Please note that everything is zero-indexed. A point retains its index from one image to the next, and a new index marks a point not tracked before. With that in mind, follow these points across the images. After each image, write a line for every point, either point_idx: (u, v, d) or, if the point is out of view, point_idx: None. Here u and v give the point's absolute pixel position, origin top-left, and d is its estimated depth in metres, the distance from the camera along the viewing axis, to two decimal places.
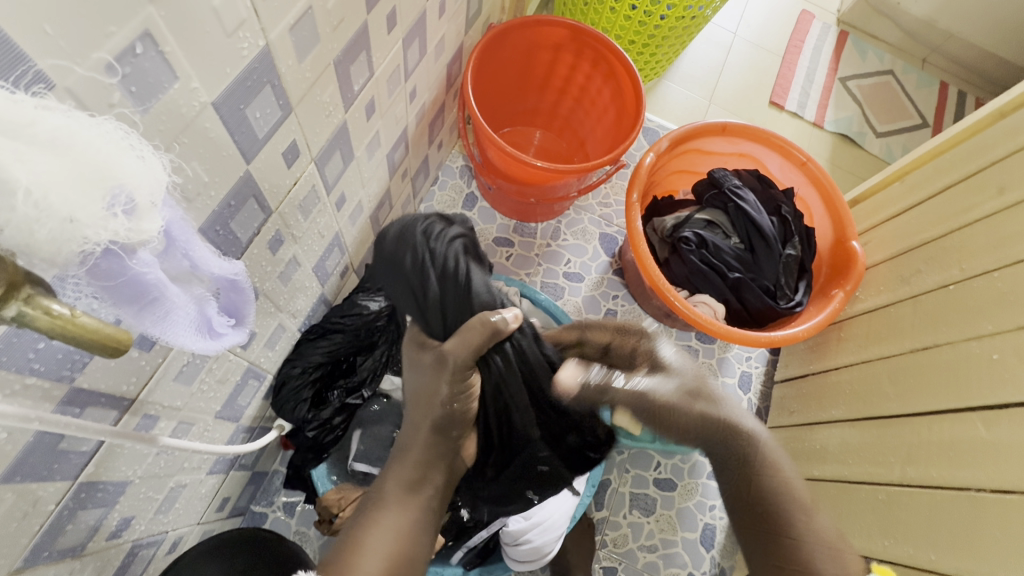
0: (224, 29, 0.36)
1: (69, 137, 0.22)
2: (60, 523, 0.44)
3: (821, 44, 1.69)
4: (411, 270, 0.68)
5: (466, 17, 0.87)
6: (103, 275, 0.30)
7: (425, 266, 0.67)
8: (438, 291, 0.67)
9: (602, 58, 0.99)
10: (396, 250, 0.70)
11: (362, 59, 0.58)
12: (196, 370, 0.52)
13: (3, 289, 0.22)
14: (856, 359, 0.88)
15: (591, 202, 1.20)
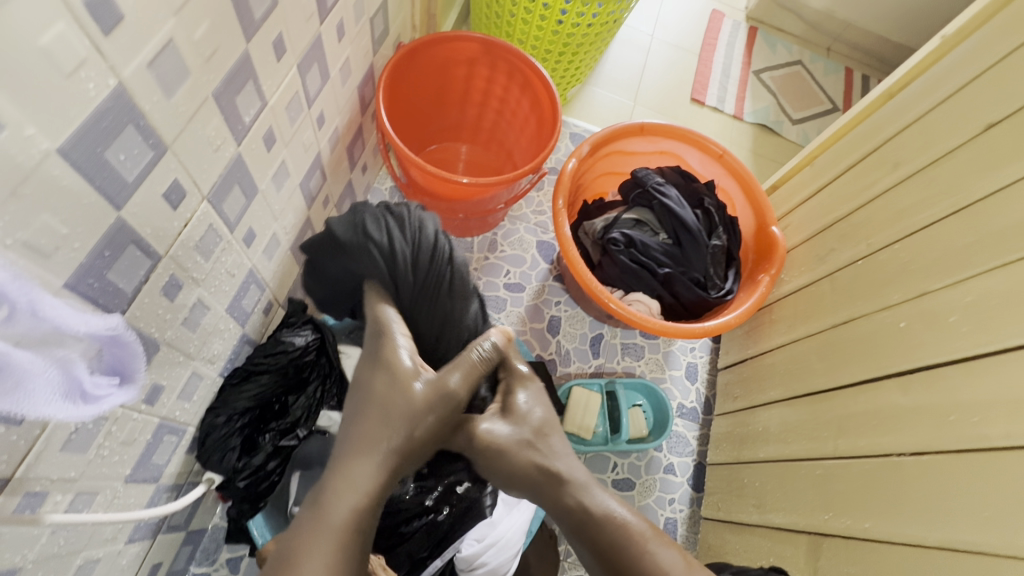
0: (60, 70, 0.34)
1: None
2: None
3: (733, 41, 1.77)
4: (385, 242, 0.65)
5: (372, 38, 0.86)
6: None
7: (403, 245, 0.65)
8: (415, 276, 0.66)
9: (517, 69, 1.00)
10: (363, 232, 0.65)
11: (248, 89, 0.56)
12: (89, 436, 0.48)
13: None
14: (787, 340, 0.90)
15: (526, 212, 1.20)
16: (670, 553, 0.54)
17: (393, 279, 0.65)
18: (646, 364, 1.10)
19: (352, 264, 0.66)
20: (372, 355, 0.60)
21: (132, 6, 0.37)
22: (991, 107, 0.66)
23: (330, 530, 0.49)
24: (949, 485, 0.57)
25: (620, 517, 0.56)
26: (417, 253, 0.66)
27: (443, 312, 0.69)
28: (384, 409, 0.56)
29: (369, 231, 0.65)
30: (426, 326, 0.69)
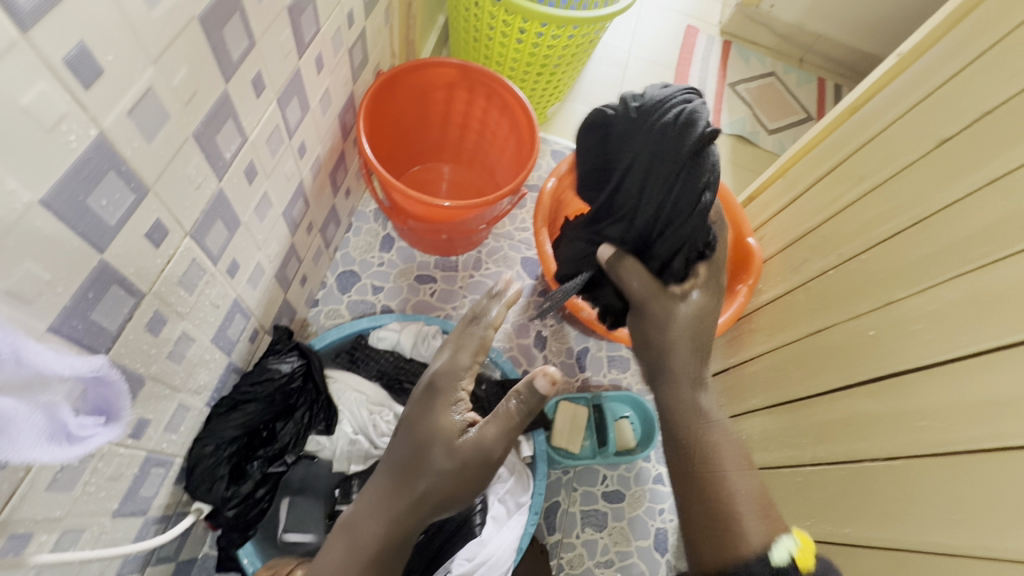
0: (41, 126, 0.35)
1: None
2: None
3: (708, 55, 1.82)
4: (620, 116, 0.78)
5: (351, 68, 0.88)
6: None
7: (633, 107, 0.76)
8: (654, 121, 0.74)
9: (495, 93, 1.02)
10: (629, 101, 0.77)
11: (229, 127, 0.57)
12: (74, 475, 0.49)
13: None
14: (766, 349, 0.93)
15: (509, 229, 1.22)
16: (744, 480, 0.65)
17: (632, 123, 0.76)
18: (632, 375, 1.12)
19: (619, 134, 0.78)
20: (426, 405, 0.65)
21: (111, 61, 0.39)
22: (944, 122, 0.70)
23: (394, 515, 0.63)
24: (919, 488, 0.59)
25: (718, 443, 0.68)
26: (644, 110, 0.75)
27: (676, 165, 0.73)
28: (426, 444, 0.63)
29: (626, 104, 0.77)
30: (656, 198, 0.76)
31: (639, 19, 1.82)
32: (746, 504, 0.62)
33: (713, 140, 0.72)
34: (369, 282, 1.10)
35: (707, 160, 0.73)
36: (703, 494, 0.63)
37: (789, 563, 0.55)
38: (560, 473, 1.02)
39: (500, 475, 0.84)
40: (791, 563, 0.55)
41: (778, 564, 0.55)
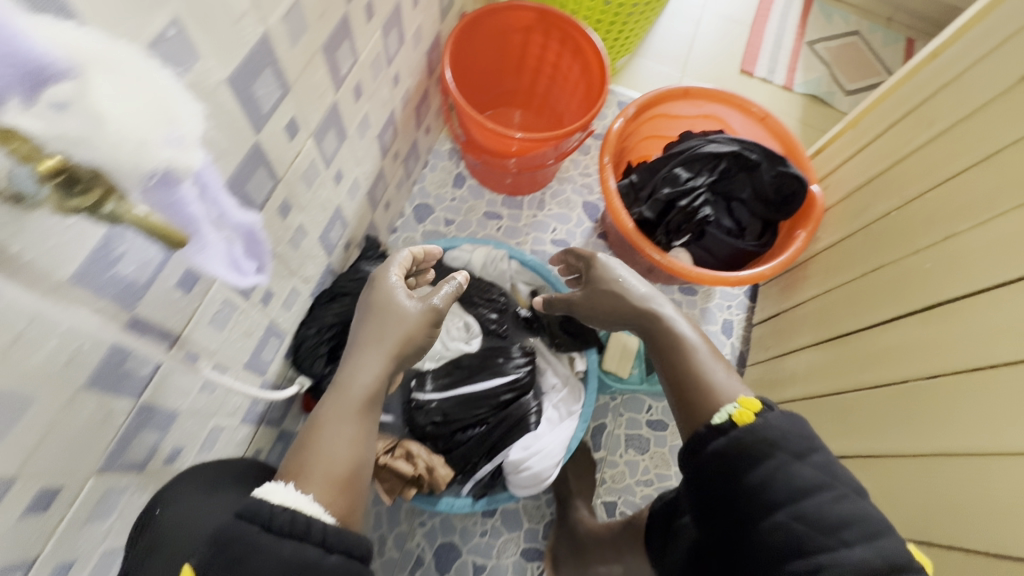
0: (232, 17, 0.45)
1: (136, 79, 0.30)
2: (128, 439, 0.52)
3: (787, 12, 1.75)
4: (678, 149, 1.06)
5: (439, 7, 0.96)
6: (162, 207, 0.35)
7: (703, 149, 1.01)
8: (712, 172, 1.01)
9: (569, 36, 1.07)
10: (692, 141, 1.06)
11: (346, 46, 0.67)
12: (225, 317, 0.61)
13: (98, 194, 0.30)
14: (818, 292, 0.95)
15: (573, 174, 1.28)
16: (712, 363, 0.69)
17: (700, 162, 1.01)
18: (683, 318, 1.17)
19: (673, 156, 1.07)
20: (369, 298, 0.70)
21: None
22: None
23: (351, 397, 0.63)
24: (964, 403, 0.62)
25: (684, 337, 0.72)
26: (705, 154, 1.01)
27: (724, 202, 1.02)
28: (379, 317, 0.68)
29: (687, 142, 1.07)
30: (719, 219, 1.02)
31: None
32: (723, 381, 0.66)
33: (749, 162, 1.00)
34: (441, 215, 1.21)
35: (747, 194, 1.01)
36: (677, 380, 0.69)
37: (726, 422, 0.61)
38: (608, 399, 1.10)
39: (555, 385, 0.94)
40: (727, 422, 0.61)
41: (716, 425, 0.61)
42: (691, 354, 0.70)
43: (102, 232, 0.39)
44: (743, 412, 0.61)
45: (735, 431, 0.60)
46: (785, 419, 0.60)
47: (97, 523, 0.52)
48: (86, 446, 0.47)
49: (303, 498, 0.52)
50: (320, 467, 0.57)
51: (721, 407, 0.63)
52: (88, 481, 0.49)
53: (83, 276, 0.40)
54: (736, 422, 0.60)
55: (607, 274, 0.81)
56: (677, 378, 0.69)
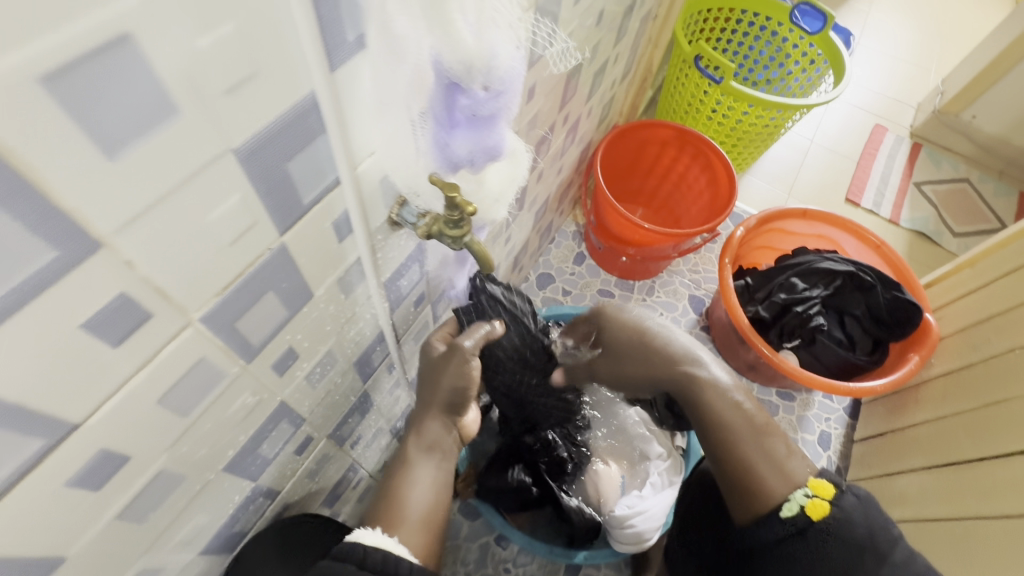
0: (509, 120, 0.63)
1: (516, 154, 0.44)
2: (348, 414, 0.66)
3: (895, 154, 1.88)
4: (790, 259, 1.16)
5: (600, 118, 1.15)
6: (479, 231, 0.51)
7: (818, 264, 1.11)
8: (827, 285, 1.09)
9: (702, 153, 1.24)
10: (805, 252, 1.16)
11: (546, 142, 0.85)
12: (420, 334, 0.75)
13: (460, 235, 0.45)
14: (931, 416, 0.97)
15: (682, 268, 1.39)
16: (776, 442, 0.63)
17: (815, 276, 1.10)
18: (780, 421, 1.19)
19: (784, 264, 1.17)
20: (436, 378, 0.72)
21: (539, 92, 0.67)
22: None
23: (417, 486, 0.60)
24: None
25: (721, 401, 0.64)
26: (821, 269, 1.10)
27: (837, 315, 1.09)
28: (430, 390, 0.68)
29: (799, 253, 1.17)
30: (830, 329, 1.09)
31: (827, 113, 1.96)
32: (789, 458, 0.61)
33: (864, 282, 1.07)
34: (560, 285, 1.35)
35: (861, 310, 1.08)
36: (722, 460, 0.64)
37: (799, 515, 0.57)
38: None
39: (660, 454, 0.96)
40: (801, 514, 0.57)
41: (789, 519, 0.58)
42: (740, 432, 0.63)
43: (398, 262, 0.54)
44: (817, 502, 0.57)
45: (808, 526, 0.57)
46: (856, 504, 0.58)
47: (308, 480, 0.64)
48: (334, 411, 0.60)
49: (390, 540, 0.54)
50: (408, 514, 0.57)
51: (792, 491, 0.59)
52: (322, 441, 0.61)
53: (390, 279, 0.55)
54: (812, 517, 0.57)
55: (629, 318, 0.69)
56: (737, 461, 0.62)
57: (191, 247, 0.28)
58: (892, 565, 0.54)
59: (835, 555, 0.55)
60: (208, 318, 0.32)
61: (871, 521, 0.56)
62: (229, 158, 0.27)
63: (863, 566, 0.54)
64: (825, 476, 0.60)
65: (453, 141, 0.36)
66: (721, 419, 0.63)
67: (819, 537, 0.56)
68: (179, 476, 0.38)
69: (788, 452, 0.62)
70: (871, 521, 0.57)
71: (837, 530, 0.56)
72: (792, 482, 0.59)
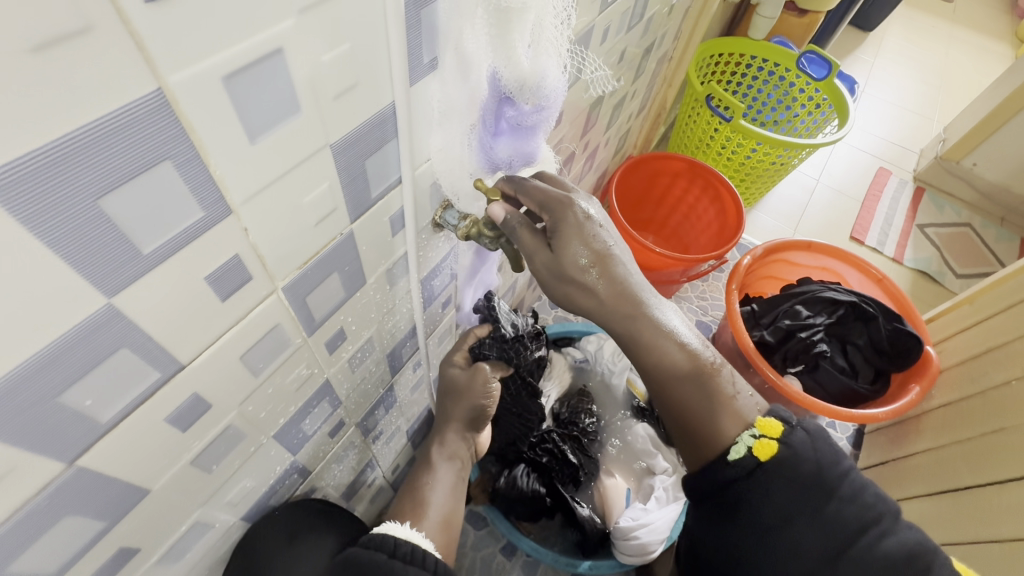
0: None
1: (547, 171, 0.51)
2: (376, 406, 0.70)
3: (898, 196, 1.94)
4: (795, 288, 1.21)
5: (616, 148, 1.23)
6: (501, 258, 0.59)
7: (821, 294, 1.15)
8: (829, 315, 1.14)
9: (711, 185, 1.30)
10: (811, 283, 1.21)
11: (567, 166, 0.92)
12: (443, 337, 0.80)
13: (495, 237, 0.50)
14: (931, 445, 0.99)
15: (690, 295, 1.44)
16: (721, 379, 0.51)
17: (818, 305, 1.15)
18: None
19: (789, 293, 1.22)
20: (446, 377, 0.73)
21: (566, 119, 0.74)
22: None
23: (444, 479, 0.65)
24: None
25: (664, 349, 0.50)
26: (824, 298, 1.15)
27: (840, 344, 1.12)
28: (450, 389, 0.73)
29: (806, 283, 1.22)
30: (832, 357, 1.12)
31: (832, 155, 2.04)
32: (734, 395, 0.51)
33: (867, 313, 1.11)
34: None
35: (863, 340, 1.11)
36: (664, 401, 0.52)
37: (746, 457, 0.47)
38: None
39: (666, 469, 0.99)
40: (749, 459, 0.47)
41: (734, 462, 0.47)
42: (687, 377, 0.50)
43: (434, 263, 0.60)
44: (764, 443, 0.47)
45: (759, 470, 0.46)
46: (809, 441, 0.47)
47: (334, 466, 0.67)
48: (364, 400, 0.64)
49: (417, 534, 0.56)
50: (432, 508, 0.61)
51: (739, 433, 0.48)
52: (351, 428, 0.65)
53: (427, 279, 0.61)
54: (758, 459, 0.46)
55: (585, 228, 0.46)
56: (677, 407, 0.51)
57: (289, 223, 0.34)
58: (840, 501, 0.45)
59: (783, 500, 0.46)
60: (288, 288, 0.38)
61: (821, 455, 0.47)
62: (326, 152, 0.33)
63: (812, 505, 0.45)
64: (772, 413, 0.50)
65: (495, 144, 0.43)
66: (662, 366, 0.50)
67: (768, 481, 0.46)
68: (241, 434, 0.42)
69: (736, 389, 0.51)
70: (821, 456, 0.47)
71: (785, 470, 0.46)
72: (738, 422, 0.49)
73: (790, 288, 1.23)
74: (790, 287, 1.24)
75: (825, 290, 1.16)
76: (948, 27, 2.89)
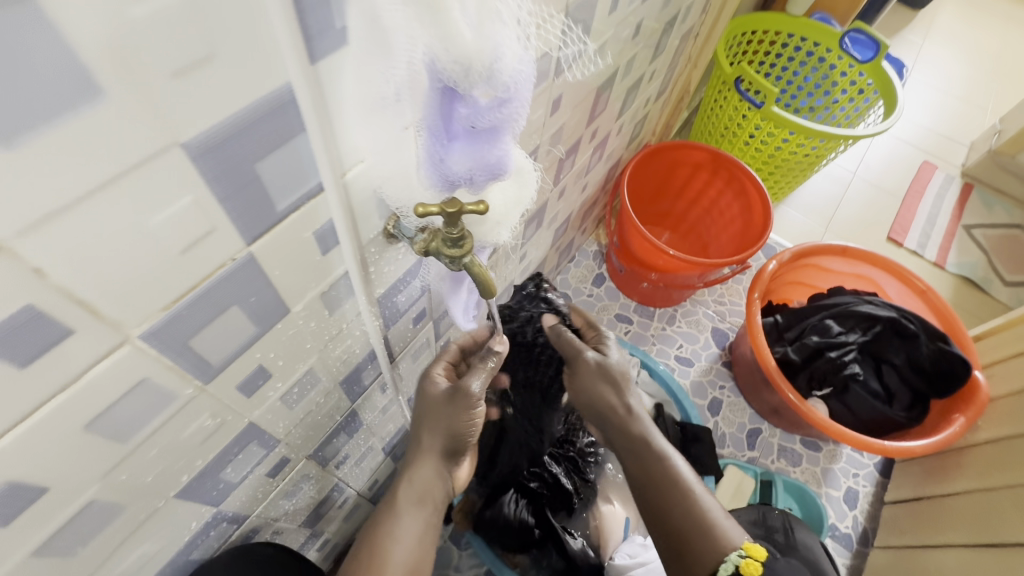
0: (533, 130, 0.58)
1: (524, 171, 0.40)
2: (334, 433, 0.61)
3: (943, 193, 1.77)
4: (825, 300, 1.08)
5: (631, 136, 1.10)
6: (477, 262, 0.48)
7: (856, 308, 1.02)
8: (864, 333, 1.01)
9: (736, 179, 1.17)
10: (844, 293, 1.08)
11: (570, 158, 0.81)
12: (420, 352, 0.70)
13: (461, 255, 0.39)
14: (975, 486, 0.87)
15: (707, 298, 1.32)
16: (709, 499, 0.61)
17: (852, 320, 1.02)
18: (803, 472, 1.10)
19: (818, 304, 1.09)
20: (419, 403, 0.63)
21: (566, 103, 0.62)
22: None
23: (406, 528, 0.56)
24: None
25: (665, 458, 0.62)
26: (860, 313, 1.02)
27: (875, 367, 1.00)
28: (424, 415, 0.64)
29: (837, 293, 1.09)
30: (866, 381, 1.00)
31: (872, 146, 1.86)
32: (723, 519, 0.60)
33: (909, 332, 0.98)
34: (576, 307, 1.29)
35: (902, 362, 0.98)
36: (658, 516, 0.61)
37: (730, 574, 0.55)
38: None
39: None
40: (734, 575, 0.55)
41: None
42: (685, 487, 0.61)
43: (392, 280, 0.50)
44: (750, 563, 0.56)
45: None
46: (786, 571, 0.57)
47: (283, 502, 0.59)
48: (316, 431, 0.55)
49: None
50: None
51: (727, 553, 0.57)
52: (299, 462, 0.56)
53: (385, 298, 0.51)
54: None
55: (619, 378, 0.63)
56: (673, 525, 0.60)
57: (127, 254, 0.24)
58: None
59: None
60: (153, 335, 0.28)
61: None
62: (179, 153, 0.23)
63: None
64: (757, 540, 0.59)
65: (449, 156, 0.31)
66: (661, 473, 0.62)
67: None
68: (120, 504, 0.34)
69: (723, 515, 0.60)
70: None
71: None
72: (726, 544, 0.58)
73: (819, 297, 1.10)
74: (819, 295, 1.11)
75: (860, 303, 1.03)
76: (1008, 7, 2.62)
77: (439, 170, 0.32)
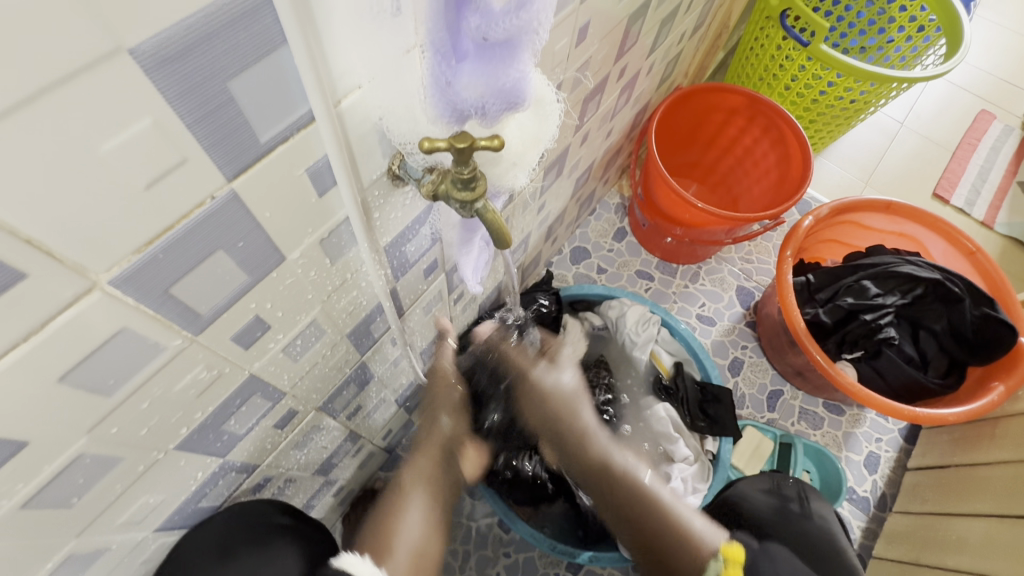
0: (555, 62, 0.51)
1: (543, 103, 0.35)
2: (344, 385, 0.59)
3: (999, 146, 1.63)
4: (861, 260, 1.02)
5: (661, 77, 1.01)
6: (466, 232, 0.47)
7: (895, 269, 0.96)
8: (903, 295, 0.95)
9: (774, 127, 1.08)
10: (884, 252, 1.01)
11: (595, 99, 0.74)
12: (431, 305, 0.67)
13: (470, 197, 0.35)
14: (1009, 457, 0.84)
15: (733, 256, 1.26)
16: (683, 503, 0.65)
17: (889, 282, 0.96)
18: (823, 436, 1.07)
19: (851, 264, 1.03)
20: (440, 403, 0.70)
21: (593, 33, 0.55)
22: None
23: None
24: None
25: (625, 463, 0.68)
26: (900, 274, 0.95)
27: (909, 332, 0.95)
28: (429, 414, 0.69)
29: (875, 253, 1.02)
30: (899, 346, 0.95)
31: (924, 93, 1.71)
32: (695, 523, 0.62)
33: (952, 296, 0.92)
34: (596, 262, 1.24)
35: (942, 328, 0.93)
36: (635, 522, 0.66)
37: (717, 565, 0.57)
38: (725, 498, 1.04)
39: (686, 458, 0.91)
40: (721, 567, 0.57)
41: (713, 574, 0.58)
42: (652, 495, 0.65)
43: (396, 232, 0.46)
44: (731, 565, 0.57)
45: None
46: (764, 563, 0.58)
47: (294, 452, 0.59)
48: (325, 383, 0.54)
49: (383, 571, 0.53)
50: None
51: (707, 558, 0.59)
52: (309, 413, 0.55)
53: (391, 248, 0.47)
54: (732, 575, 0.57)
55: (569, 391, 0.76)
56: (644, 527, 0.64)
57: (80, 185, 0.21)
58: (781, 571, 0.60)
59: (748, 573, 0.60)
60: (125, 281, 0.25)
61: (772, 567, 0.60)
62: (126, 61, 0.19)
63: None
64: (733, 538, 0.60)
65: (457, 80, 0.27)
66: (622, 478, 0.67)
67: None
68: (113, 457, 0.33)
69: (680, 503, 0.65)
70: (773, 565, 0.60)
71: None
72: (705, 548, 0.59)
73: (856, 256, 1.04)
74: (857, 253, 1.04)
75: (901, 264, 0.97)
76: None
77: (448, 99, 0.28)
